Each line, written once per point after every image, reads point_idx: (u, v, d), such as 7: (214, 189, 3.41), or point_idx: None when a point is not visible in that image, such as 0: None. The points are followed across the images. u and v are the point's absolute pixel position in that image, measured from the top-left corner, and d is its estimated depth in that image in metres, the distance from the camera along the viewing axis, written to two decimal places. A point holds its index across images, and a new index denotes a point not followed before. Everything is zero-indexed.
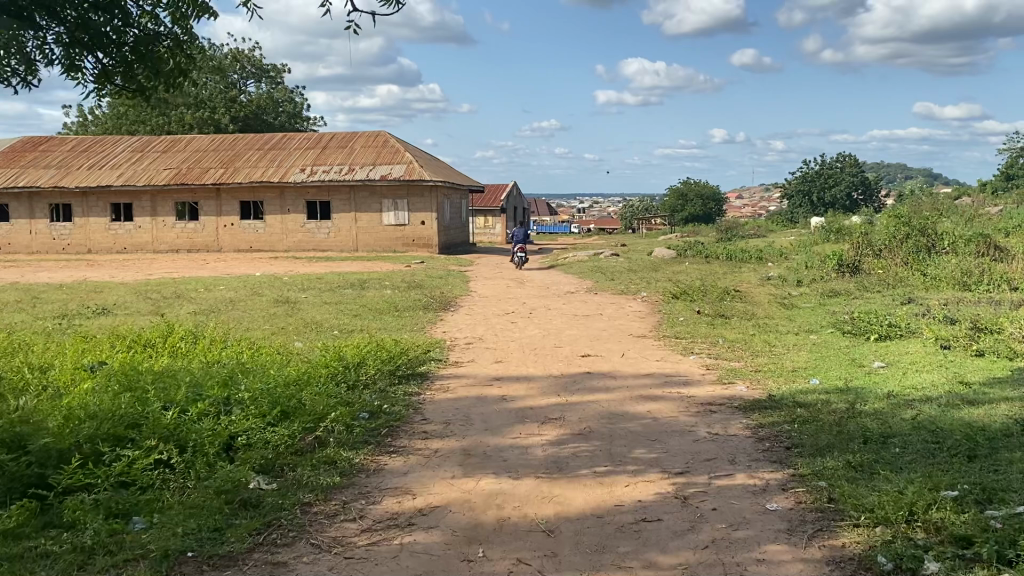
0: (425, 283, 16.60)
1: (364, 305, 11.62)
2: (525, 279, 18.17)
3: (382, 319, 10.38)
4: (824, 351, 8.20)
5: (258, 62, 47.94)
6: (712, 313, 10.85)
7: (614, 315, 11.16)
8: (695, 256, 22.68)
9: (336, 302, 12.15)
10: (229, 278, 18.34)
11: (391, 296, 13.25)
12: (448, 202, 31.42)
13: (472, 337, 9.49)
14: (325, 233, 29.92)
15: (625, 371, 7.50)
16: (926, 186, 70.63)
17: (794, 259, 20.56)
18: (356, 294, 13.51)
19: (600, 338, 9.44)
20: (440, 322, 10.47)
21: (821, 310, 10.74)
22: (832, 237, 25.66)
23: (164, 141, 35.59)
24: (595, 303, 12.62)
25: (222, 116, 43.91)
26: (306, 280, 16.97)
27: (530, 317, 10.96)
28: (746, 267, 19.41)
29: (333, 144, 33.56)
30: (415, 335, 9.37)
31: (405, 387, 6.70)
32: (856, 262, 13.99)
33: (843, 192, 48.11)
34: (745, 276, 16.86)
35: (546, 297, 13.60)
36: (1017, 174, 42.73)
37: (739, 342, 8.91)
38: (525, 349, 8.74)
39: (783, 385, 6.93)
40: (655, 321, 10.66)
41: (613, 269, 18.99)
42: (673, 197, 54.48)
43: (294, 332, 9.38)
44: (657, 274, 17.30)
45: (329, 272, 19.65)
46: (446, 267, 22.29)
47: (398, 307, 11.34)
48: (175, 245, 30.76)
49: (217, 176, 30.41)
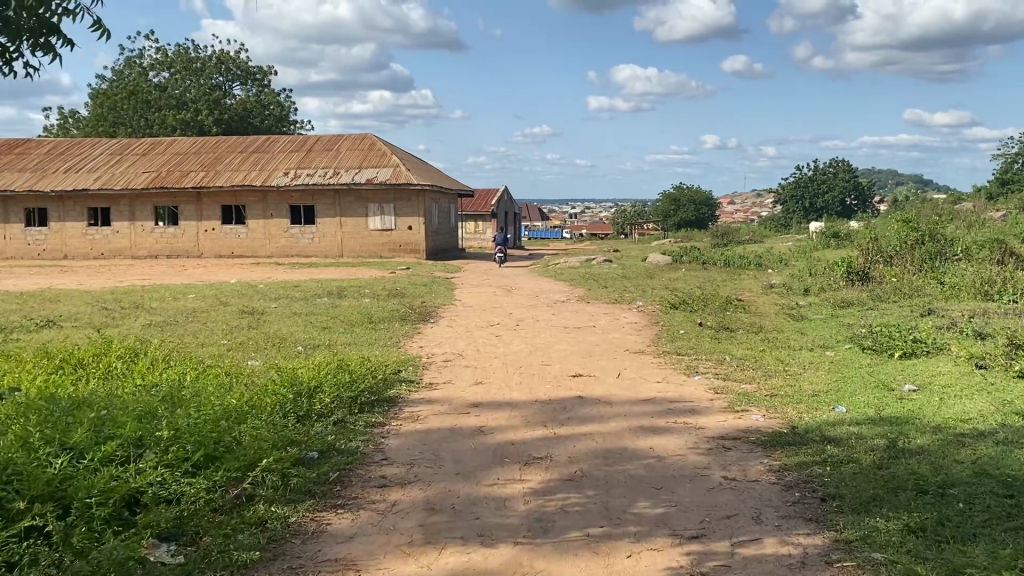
0: (407, 291, 15.67)
1: (335, 316, 10.68)
2: (514, 287, 17.25)
3: (353, 333, 9.42)
4: (845, 372, 7.30)
5: (244, 64, 47.00)
6: (716, 325, 9.96)
7: (608, 327, 10.26)
8: (691, 262, 21.84)
9: (307, 312, 11.22)
10: (201, 286, 17.36)
11: (369, 305, 12.30)
12: (437, 206, 30.51)
13: (452, 353, 8.56)
14: (309, 238, 28.96)
15: (621, 396, 6.58)
16: (921, 191, 69.98)
17: (795, 266, 19.72)
18: (331, 303, 12.55)
19: (594, 354, 8.53)
20: (418, 336, 9.54)
21: (833, 323, 9.84)
22: (830, 244, 24.85)
23: (144, 144, 34.59)
24: (587, 313, 11.70)
25: (206, 118, 43.02)
26: (282, 288, 16.01)
27: (516, 329, 10.04)
28: (745, 274, 18.55)
29: (318, 147, 32.61)
30: (388, 351, 8.43)
31: (366, 418, 5.75)
32: (865, 269, 13.13)
33: (837, 198, 47.37)
34: (745, 284, 15.98)
35: (535, 307, 12.66)
36: (1012, 180, 42.12)
37: (748, 359, 8.01)
38: (510, 368, 7.81)
39: (805, 413, 6.03)
40: (653, 334, 9.75)
41: (605, 275, 18.14)
42: (666, 202, 53.70)
43: (254, 348, 8.42)
44: (652, 281, 16.40)
45: (309, 279, 18.67)
46: (432, 274, 21.39)
47: (374, 319, 10.39)
48: (154, 251, 29.74)
49: (197, 179, 29.42)
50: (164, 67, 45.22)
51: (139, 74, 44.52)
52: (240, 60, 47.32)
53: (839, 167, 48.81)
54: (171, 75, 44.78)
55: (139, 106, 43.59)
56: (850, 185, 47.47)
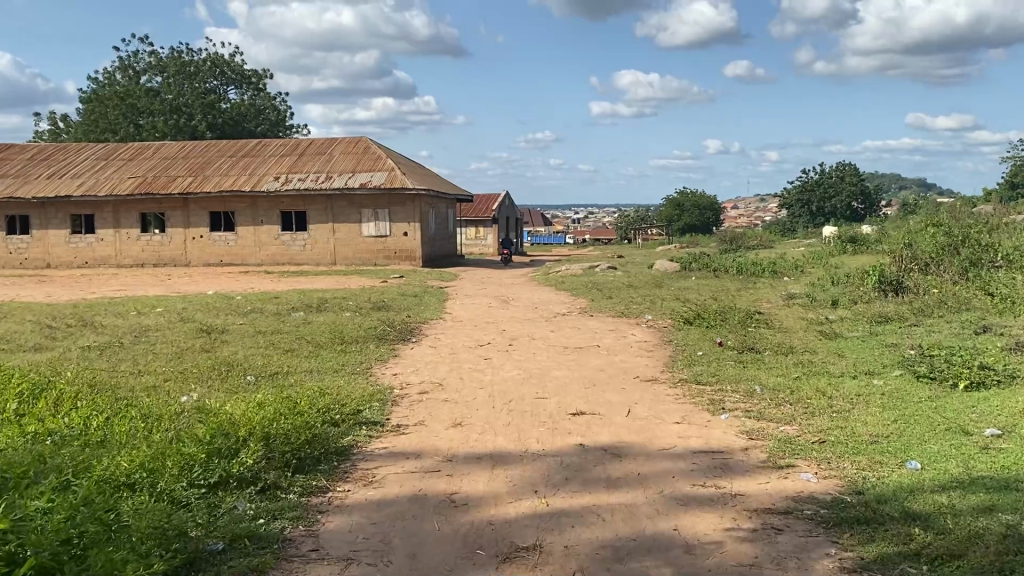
0: (394, 304, 14.38)
1: (304, 336, 9.37)
2: (511, 298, 15.98)
3: (318, 358, 8.09)
4: (906, 410, 5.98)
5: (239, 68, 45.95)
6: (739, 345, 8.65)
7: (614, 348, 8.93)
8: (700, 270, 20.54)
9: (277, 331, 9.92)
10: (177, 298, 16.09)
11: (348, 321, 11.00)
12: (434, 211, 29.23)
13: (431, 383, 7.25)
14: (301, 245, 27.66)
15: (634, 445, 5.28)
16: (928, 198, 68.78)
17: (812, 273, 18.42)
18: (305, 319, 11.25)
19: (598, 383, 7.21)
20: (393, 359, 8.23)
21: (874, 342, 8.52)
22: (847, 250, 23.55)
23: (131, 148, 33.37)
24: (591, 329, 10.38)
25: (199, 123, 41.83)
26: (258, 301, 14.74)
27: (510, 351, 8.72)
28: (760, 282, 17.26)
29: (309, 151, 31.39)
30: (354, 381, 7.11)
31: (304, 483, 4.47)
32: (899, 278, 11.82)
33: (844, 202, 45.96)
34: (762, 294, 14.69)
35: (531, 322, 11.35)
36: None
37: (783, 392, 6.71)
38: (500, 402, 6.51)
39: (868, 470, 4.72)
40: (666, 357, 8.44)
41: (610, 284, 16.85)
42: (669, 207, 52.41)
43: (193, 378, 7.10)
44: (660, 291, 15.13)
45: (292, 290, 17.41)
46: (426, 283, 20.11)
47: (347, 339, 9.08)
48: (140, 259, 28.48)
49: (184, 185, 28.17)
50: (157, 71, 44.17)
51: (131, 78, 43.45)
52: (234, 63, 46.27)
53: (846, 170, 47.53)
54: (163, 79, 43.72)
55: (130, 110, 42.47)
56: (858, 188, 46.14)
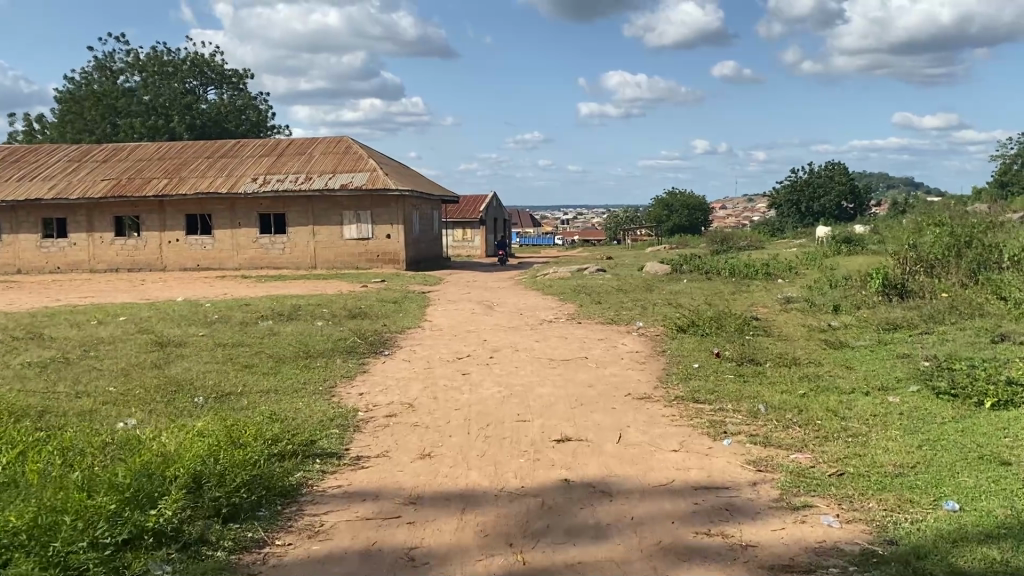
0: (371, 311, 13.65)
1: (266, 350, 8.67)
2: (496, 303, 15.30)
3: (276, 376, 7.37)
4: (931, 434, 5.32)
5: (219, 68, 45.13)
6: (738, 356, 7.99)
7: (604, 360, 8.23)
8: (691, 272, 19.94)
9: (238, 343, 9.20)
10: (145, 305, 15.33)
11: (319, 331, 10.28)
12: (418, 213, 28.51)
13: (401, 404, 6.54)
14: (280, 248, 26.87)
15: (627, 480, 4.59)
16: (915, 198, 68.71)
17: (807, 276, 17.84)
18: (273, 330, 10.52)
19: (586, 403, 6.52)
20: (361, 375, 7.53)
21: (884, 353, 7.88)
22: (840, 252, 22.98)
23: (107, 150, 32.49)
24: (578, 339, 9.69)
25: (178, 124, 40.93)
26: (225, 309, 14.00)
27: (489, 365, 8.01)
28: (753, 285, 16.63)
29: (290, 152, 30.63)
30: (314, 404, 6.40)
31: (237, 539, 3.78)
32: (904, 281, 11.20)
33: (832, 202, 45.55)
34: (757, 298, 14.06)
35: (515, 330, 10.65)
36: (1012, 181, 40.58)
37: (790, 412, 6.04)
38: (476, 427, 5.80)
39: (898, 513, 4.05)
40: (660, 370, 7.75)
41: (599, 288, 16.20)
42: (657, 208, 51.87)
43: (132, 402, 6.38)
44: (651, 295, 14.49)
45: (267, 296, 16.69)
46: (407, 287, 19.38)
47: (313, 354, 8.38)
48: (114, 264, 27.62)
49: (160, 187, 27.33)
50: (135, 71, 43.32)
51: (108, 78, 42.54)
52: (215, 63, 45.47)
53: (835, 170, 47.10)
54: (142, 80, 42.88)
55: (108, 111, 41.54)
56: (847, 188, 45.68)
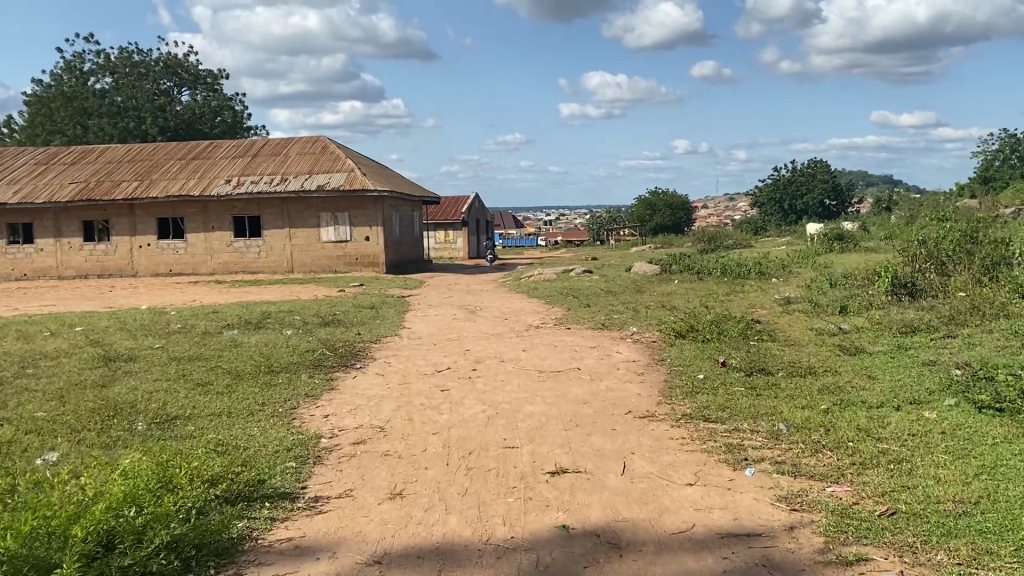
0: (346, 318, 12.79)
1: (224, 365, 7.82)
2: (479, 308, 14.50)
3: (229, 396, 6.53)
4: (987, 459, 4.56)
5: (193, 69, 44.13)
6: (747, 366, 7.22)
7: (599, 372, 7.43)
8: (680, 272, 19.23)
9: (195, 357, 8.33)
10: (107, 314, 14.42)
11: (286, 342, 9.41)
12: (398, 214, 27.65)
13: (371, 428, 5.71)
14: (255, 252, 25.93)
15: (638, 527, 3.80)
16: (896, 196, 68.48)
17: (801, 275, 17.14)
18: (237, 341, 9.65)
19: (583, 423, 5.71)
20: (327, 393, 6.71)
21: (907, 360, 7.14)
22: (831, 250, 22.35)
23: (75, 152, 31.41)
24: (568, 347, 8.90)
25: (149, 125, 39.83)
26: (191, 318, 13.09)
27: (472, 379, 7.18)
28: (746, 285, 15.91)
29: (264, 152, 29.70)
30: (270, 430, 5.58)
31: None
32: (914, 280, 10.48)
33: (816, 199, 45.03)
34: (753, 300, 13.30)
35: (500, 338, 9.83)
36: (994, 176, 40.16)
37: (816, 432, 5.29)
38: (457, 457, 4.99)
39: (976, 569, 3.27)
40: (663, 382, 6.96)
41: (585, 290, 15.44)
42: (640, 207, 51.24)
43: (58, 429, 5.52)
44: (641, 298, 13.73)
45: (237, 303, 15.83)
46: (385, 292, 18.53)
47: (277, 368, 7.53)
48: (83, 271, 26.56)
49: (130, 190, 26.30)
50: (106, 72, 42.21)
51: (77, 79, 41.42)
52: (188, 64, 44.41)
53: (818, 167, 46.60)
54: (113, 81, 41.77)
55: (77, 113, 40.41)
56: (831, 185, 45.22)
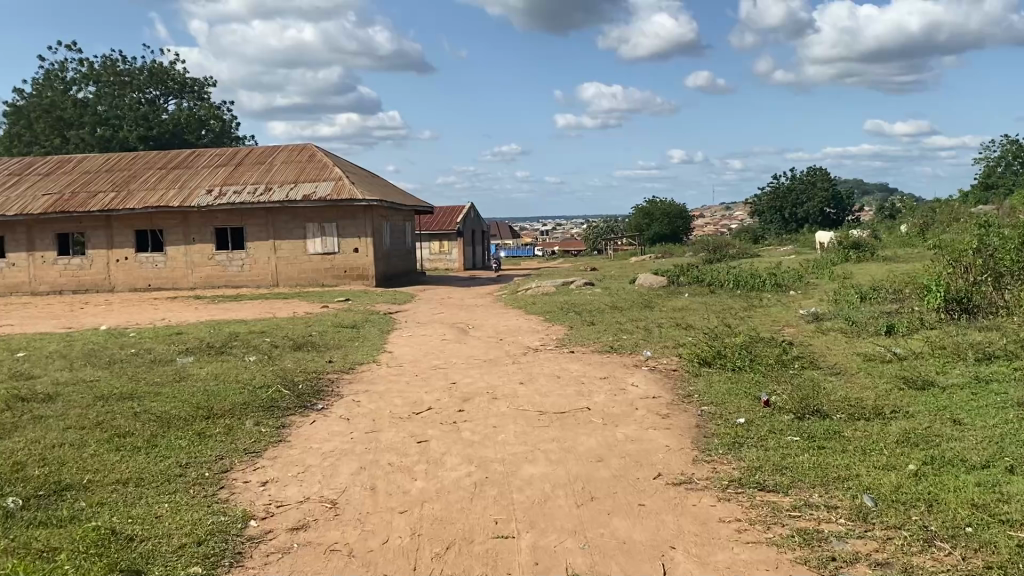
0: (321, 341, 11.35)
1: (157, 408, 6.40)
2: (472, 326, 13.11)
3: (148, 453, 5.13)
4: None
5: (179, 77, 42.91)
6: (797, 407, 5.86)
7: (613, 415, 6.03)
8: (687, 284, 17.90)
9: (127, 396, 6.90)
10: (61, 336, 13.00)
11: (242, 373, 8.00)
12: (389, 225, 26.29)
13: (320, 503, 4.34)
14: (238, 266, 24.48)
15: None
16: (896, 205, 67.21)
17: (817, 290, 15.78)
18: (186, 373, 8.22)
19: (603, 495, 4.32)
20: (273, 448, 5.29)
21: (996, 398, 5.77)
22: (846, 260, 20.97)
23: (51, 162, 30.01)
24: (575, 377, 7.52)
25: (130, 134, 38.50)
26: (149, 342, 11.64)
27: (458, 426, 5.76)
28: (761, 300, 14.53)
29: (248, 160, 28.38)
30: (185, 509, 4.19)
31: None
32: (970, 295, 9.11)
33: (816, 207, 43.67)
34: (775, 318, 11.93)
35: (493, 365, 8.40)
36: (996, 183, 38.86)
37: (916, 510, 3.91)
38: (429, 555, 3.60)
39: None
40: (698, 432, 5.57)
41: (589, 306, 14.08)
42: (637, 216, 49.93)
43: None
44: (649, 315, 12.35)
45: (209, 322, 14.46)
46: (371, 307, 17.11)
47: (219, 412, 6.13)
48: (57, 286, 25.04)
49: (106, 201, 24.87)
50: (89, 81, 40.90)
51: (59, 88, 40.18)
52: (174, 73, 43.20)
53: (817, 175, 45.27)
54: (96, 90, 40.52)
55: (57, 122, 39.10)
56: (830, 193, 43.77)
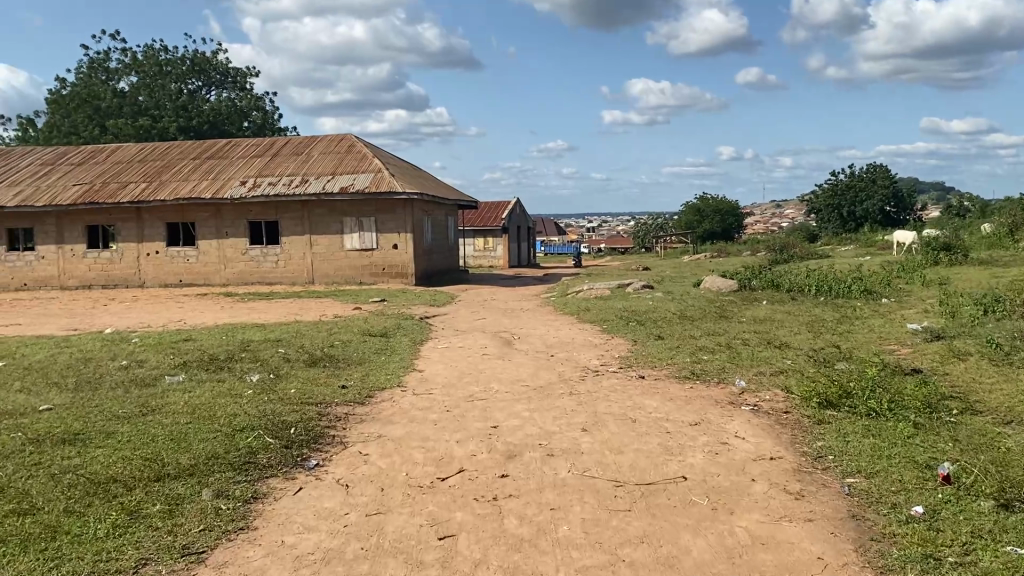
0: (344, 354, 9.66)
1: (95, 462, 4.72)
2: (521, 336, 11.34)
3: (38, 553, 3.44)
4: None
5: (222, 67, 41.92)
6: (999, 490, 4.00)
7: (723, 493, 4.23)
8: (755, 289, 15.91)
9: (68, 439, 5.25)
10: (61, 342, 11.48)
11: (227, 402, 6.31)
12: (430, 220, 24.65)
13: None
14: (273, 261, 23.03)
15: None
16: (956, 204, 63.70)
17: (908, 299, 13.69)
18: (161, 400, 6.58)
19: None
20: (227, 546, 3.58)
21: None
22: (932, 264, 18.69)
23: (83, 152, 28.93)
24: (657, 418, 5.70)
25: (170, 124, 37.44)
26: (147, 352, 10.01)
27: (502, 508, 4.00)
28: (848, 309, 12.49)
29: (285, 151, 26.98)
30: None
31: None
32: None
33: (877, 206, 40.94)
34: (880, 334, 9.91)
35: (548, 396, 6.58)
36: None
37: None
38: None
39: None
40: (860, 532, 3.71)
41: (651, 314, 12.21)
42: (687, 214, 47.68)
43: None
44: (725, 328, 10.45)
45: (228, 327, 12.87)
46: (407, 311, 15.41)
47: (173, 475, 4.43)
48: (86, 281, 23.76)
49: (136, 192, 23.59)
50: (130, 72, 40.05)
51: (100, 78, 39.36)
52: (216, 63, 42.20)
53: (879, 171, 42.49)
54: (137, 80, 39.62)
55: (97, 113, 38.25)
56: (893, 191, 40.97)
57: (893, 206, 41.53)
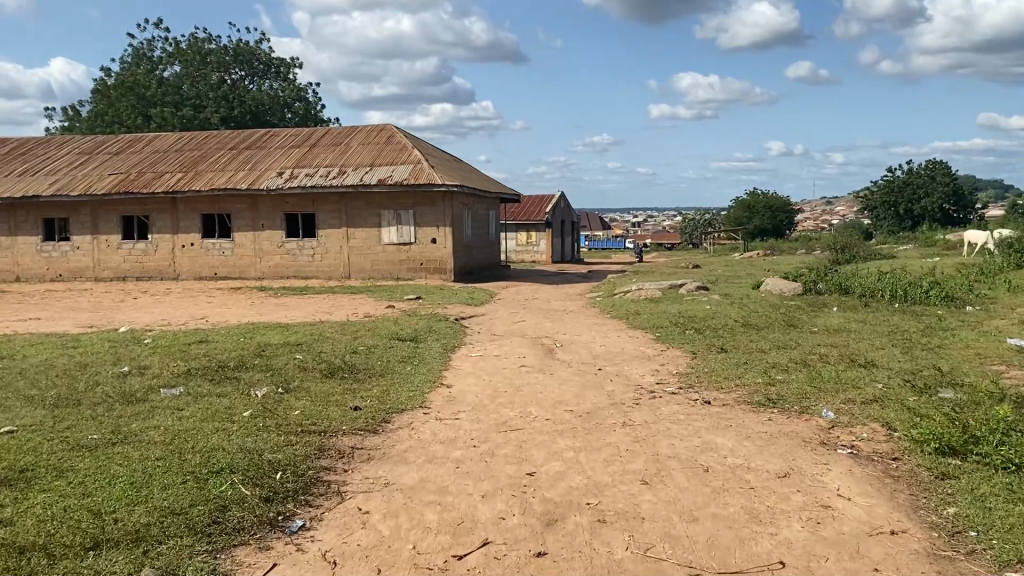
0: (367, 363, 8.65)
1: (25, 517, 3.72)
2: (565, 343, 10.22)
3: None
4: None
5: (265, 56, 41.35)
6: None
7: None
8: (818, 293, 14.55)
9: (7, 481, 4.26)
10: (71, 342, 10.63)
11: (212, 428, 5.30)
12: (471, 214, 23.61)
13: None
14: (309, 255, 22.21)
15: None
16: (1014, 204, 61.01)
17: (994, 307, 12.26)
18: (142, 422, 5.60)
19: None
20: None
21: None
22: (1009, 267, 17.13)
23: (121, 141, 28.44)
24: (737, 467, 4.54)
25: (212, 114, 36.94)
26: (156, 357, 9.10)
27: None
28: (929, 319, 11.12)
29: (323, 142, 26.17)
30: None
31: None
32: None
33: (936, 203, 38.92)
34: (976, 350, 8.59)
35: (599, 429, 5.47)
36: None
37: None
38: None
39: None
40: None
41: (709, 320, 10.99)
42: (736, 210, 46.01)
43: None
44: (795, 339, 9.21)
45: (251, 327, 11.95)
46: (442, 311, 14.39)
47: (112, 542, 3.41)
48: (121, 272, 23.17)
49: (171, 182, 22.96)
50: (174, 61, 39.66)
51: (144, 68, 39.03)
52: (260, 52, 41.66)
53: (939, 167, 40.39)
54: (180, 69, 39.21)
55: (141, 102, 37.91)
56: (954, 188, 38.90)
57: (953, 205, 39.44)
